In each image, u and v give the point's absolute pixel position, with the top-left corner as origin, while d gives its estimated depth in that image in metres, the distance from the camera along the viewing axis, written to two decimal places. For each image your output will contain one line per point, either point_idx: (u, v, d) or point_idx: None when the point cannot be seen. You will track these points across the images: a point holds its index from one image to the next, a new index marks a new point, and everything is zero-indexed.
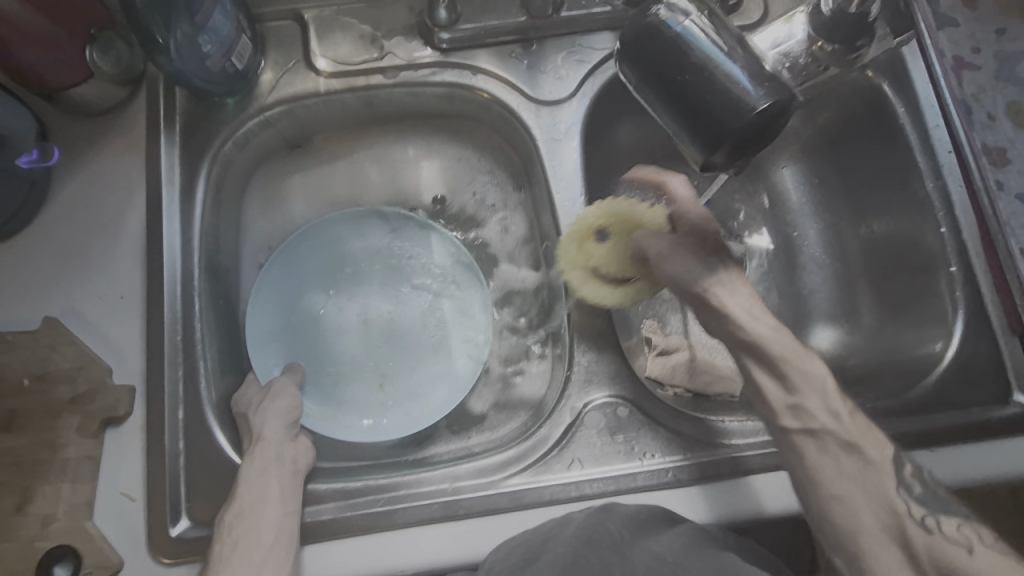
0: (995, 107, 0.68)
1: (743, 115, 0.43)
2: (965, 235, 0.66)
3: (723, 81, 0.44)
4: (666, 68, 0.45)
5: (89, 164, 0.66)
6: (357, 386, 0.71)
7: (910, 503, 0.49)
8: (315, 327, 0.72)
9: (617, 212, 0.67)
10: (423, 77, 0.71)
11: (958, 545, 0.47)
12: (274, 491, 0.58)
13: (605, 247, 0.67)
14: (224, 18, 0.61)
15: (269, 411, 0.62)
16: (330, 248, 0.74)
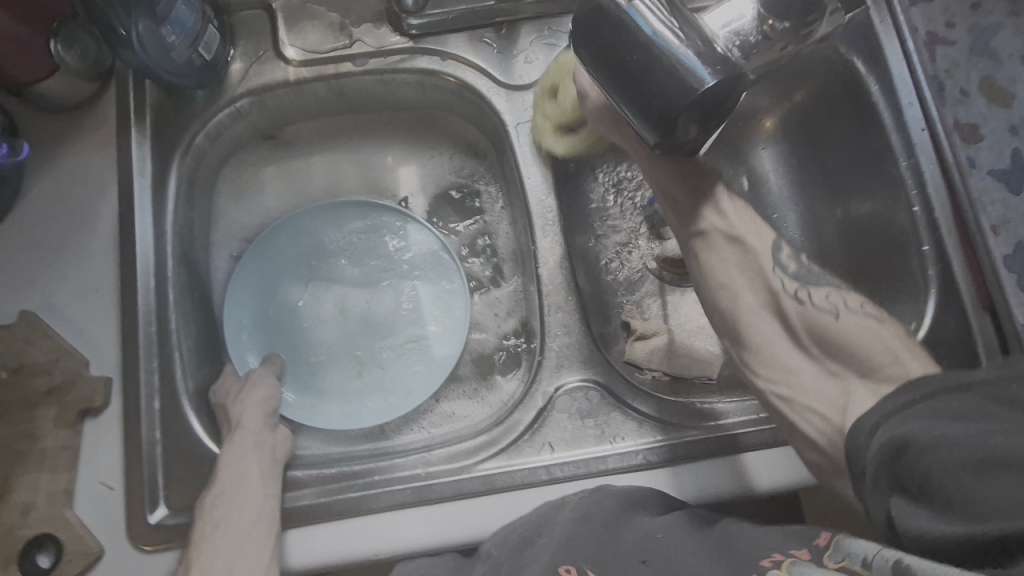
0: (968, 81, 0.71)
1: (690, 93, 0.44)
2: (938, 212, 0.65)
3: (671, 61, 0.44)
4: (615, 50, 0.46)
5: (60, 159, 0.66)
6: (336, 374, 0.72)
7: (786, 280, 0.55)
8: (293, 317, 0.73)
9: (561, 64, 0.65)
10: (393, 64, 0.70)
11: (827, 312, 0.53)
12: (253, 475, 0.59)
13: (562, 100, 0.65)
14: (187, 9, 0.61)
15: (247, 401, 0.64)
16: (306, 240, 0.75)
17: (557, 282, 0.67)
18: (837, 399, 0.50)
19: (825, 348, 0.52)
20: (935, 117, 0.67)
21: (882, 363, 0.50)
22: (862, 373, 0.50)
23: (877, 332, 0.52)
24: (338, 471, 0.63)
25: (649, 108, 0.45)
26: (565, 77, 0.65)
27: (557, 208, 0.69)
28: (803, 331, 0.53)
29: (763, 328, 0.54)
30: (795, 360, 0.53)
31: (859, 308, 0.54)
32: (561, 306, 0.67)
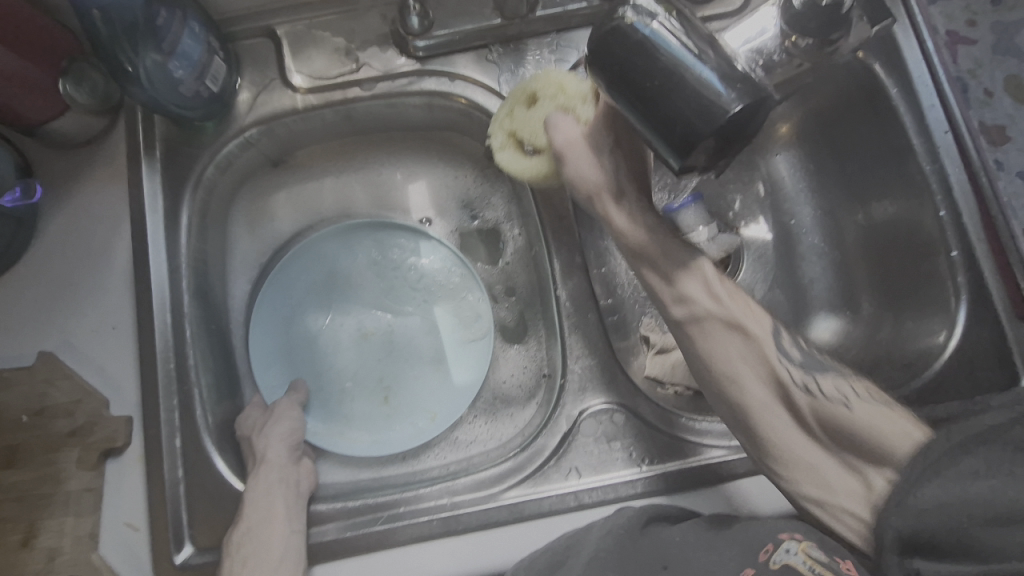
0: (992, 81, 0.69)
1: (715, 118, 0.42)
2: (966, 217, 0.64)
3: (693, 83, 0.43)
4: (634, 74, 0.44)
5: (72, 197, 0.66)
6: (360, 401, 0.71)
7: (793, 369, 0.52)
8: (312, 345, 0.73)
9: (550, 82, 0.61)
10: (401, 87, 0.69)
11: (838, 402, 0.50)
12: (279, 508, 0.59)
13: (531, 113, 0.62)
14: (193, 41, 0.60)
15: (271, 436, 0.64)
16: (322, 265, 0.74)
17: (577, 303, 0.67)
18: (857, 491, 0.48)
19: (836, 431, 0.50)
20: (958, 118, 0.66)
21: (897, 447, 0.47)
22: (878, 463, 0.47)
23: (887, 416, 0.49)
24: (363, 503, 0.62)
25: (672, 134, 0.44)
26: (546, 91, 0.61)
27: (572, 225, 0.68)
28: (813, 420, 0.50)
29: (772, 417, 0.51)
30: (809, 452, 0.50)
31: (868, 395, 0.51)
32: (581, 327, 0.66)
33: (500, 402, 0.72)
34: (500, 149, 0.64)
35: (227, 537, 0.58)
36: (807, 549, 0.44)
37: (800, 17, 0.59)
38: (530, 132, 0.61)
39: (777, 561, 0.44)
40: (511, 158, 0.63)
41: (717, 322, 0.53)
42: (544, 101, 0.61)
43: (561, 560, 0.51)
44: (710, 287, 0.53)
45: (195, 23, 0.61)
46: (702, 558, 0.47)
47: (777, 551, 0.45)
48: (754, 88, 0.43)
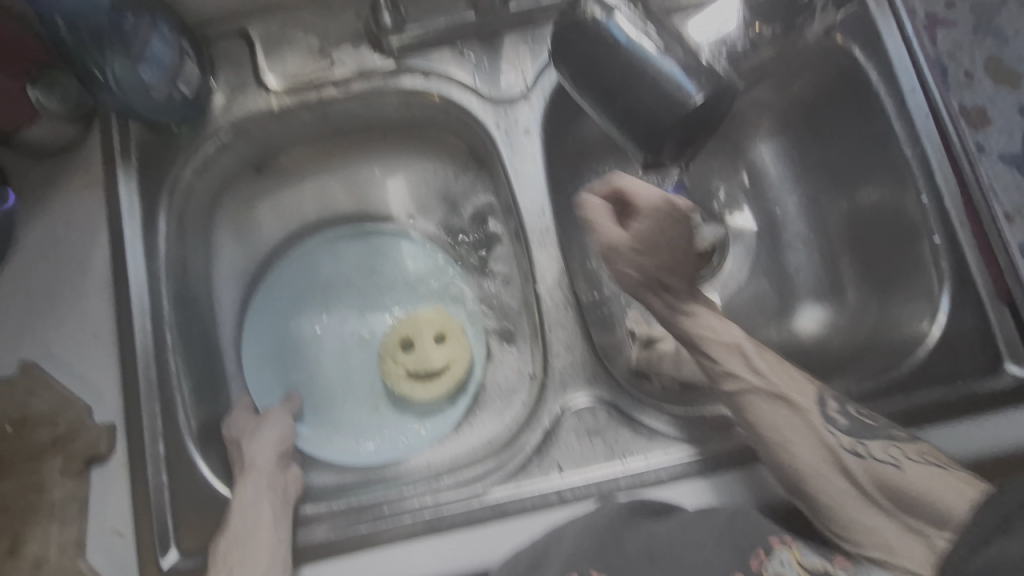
0: (972, 63, 0.68)
1: (676, 106, 0.45)
2: (948, 203, 0.63)
3: (654, 74, 0.46)
4: (599, 69, 0.47)
5: (50, 206, 0.66)
6: (353, 406, 0.73)
7: (840, 435, 0.53)
8: (305, 349, 0.75)
9: (418, 324, 0.73)
10: (377, 86, 0.69)
11: (888, 463, 0.52)
12: (266, 517, 0.58)
13: (417, 351, 0.73)
14: (163, 43, 0.61)
15: (260, 441, 0.63)
16: (313, 275, 0.77)
17: (558, 298, 0.66)
18: (913, 543, 0.50)
19: (894, 496, 0.51)
20: (940, 102, 0.64)
21: (949, 512, 0.49)
22: (938, 525, 0.49)
23: (938, 476, 0.51)
24: (349, 503, 0.62)
25: (637, 124, 0.47)
26: (422, 331, 0.73)
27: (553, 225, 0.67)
28: (872, 485, 0.52)
29: (825, 478, 0.53)
30: (868, 514, 0.51)
31: (919, 456, 0.52)
32: (562, 322, 0.65)
33: (486, 399, 0.72)
34: (399, 381, 0.72)
35: (213, 544, 0.58)
36: (800, 559, 0.47)
37: (761, 4, 0.69)
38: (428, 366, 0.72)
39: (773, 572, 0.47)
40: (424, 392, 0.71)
41: (761, 395, 0.55)
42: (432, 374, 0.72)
43: (541, 556, 0.52)
44: (752, 363, 0.56)
45: (165, 27, 0.62)
46: None
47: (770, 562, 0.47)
48: (717, 79, 0.46)
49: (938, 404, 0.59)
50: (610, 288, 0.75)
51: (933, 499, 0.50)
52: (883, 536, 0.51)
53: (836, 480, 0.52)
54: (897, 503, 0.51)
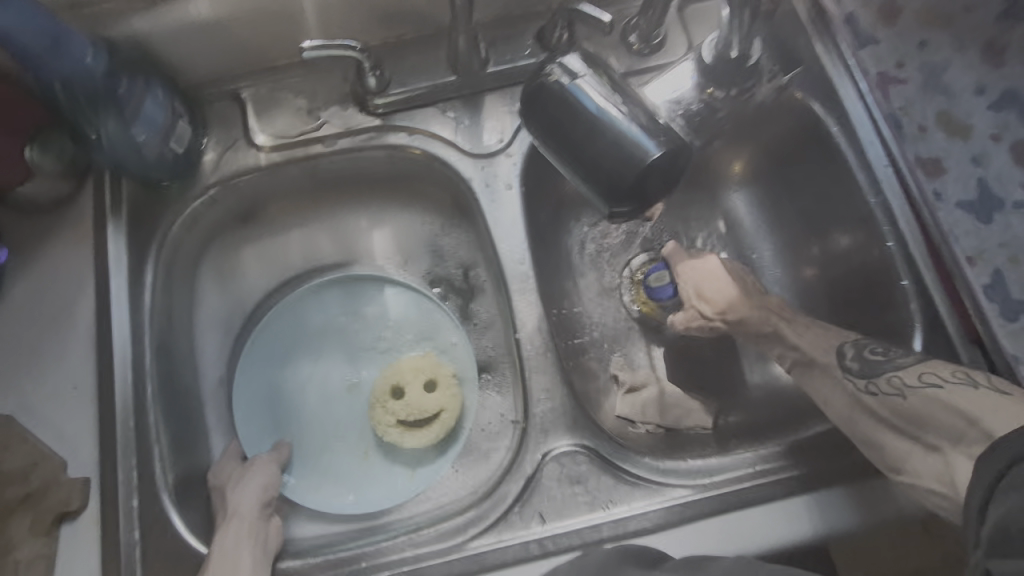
0: (925, 117, 0.70)
1: (636, 165, 0.49)
2: (912, 246, 0.66)
3: (615, 135, 0.49)
4: (563, 126, 0.51)
5: (37, 260, 0.67)
6: (341, 457, 0.72)
7: (854, 378, 0.59)
8: (294, 398, 0.74)
9: (404, 370, 0.73)
10: (362, 142, 0.72)
11: (895, 394, 0.56)
12: (244, 566, 0.57)
13: (406, 400, 0.72)
14: (156, 107, 0.64)
15: (245, 489, 0.63)
16: (305, 321, 0.77)
17: (538, 345, 0.67)
18: (939, 467, 0.52)
19: (909, 423, 0.55)
20: (898, 154, 0.68)
21: (962, 430, 0.52)
22: (955, 441, 0.52)
23: (941, 398, 0.54)
24: (329, 556, 0.60)
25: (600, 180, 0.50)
26: (408, 377, 0.72)
27: (533, 274, 0.69)
28: (891, 413, 0.56)
29: (857, 421, 0.58)
30: (895, 441, 0.55)
31: (919, 379, 0.56)
32: (542, 369, 0.66)
33: (471, 447, 0.71)
34: (388, 429, 0.71)
35: None
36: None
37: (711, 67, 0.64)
38: (415, 412, 0.71)
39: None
40: (416, 437, 0.71)
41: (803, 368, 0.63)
42: (420, 419, 0.71)
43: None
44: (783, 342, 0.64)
45: (158, 89, 0.64)
46: None
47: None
48: (675, 141, 0.50)
49: None
50: (593, 334, 0.77)
51: (942, 420, 0.53)
52: (908, 463, 0.54)
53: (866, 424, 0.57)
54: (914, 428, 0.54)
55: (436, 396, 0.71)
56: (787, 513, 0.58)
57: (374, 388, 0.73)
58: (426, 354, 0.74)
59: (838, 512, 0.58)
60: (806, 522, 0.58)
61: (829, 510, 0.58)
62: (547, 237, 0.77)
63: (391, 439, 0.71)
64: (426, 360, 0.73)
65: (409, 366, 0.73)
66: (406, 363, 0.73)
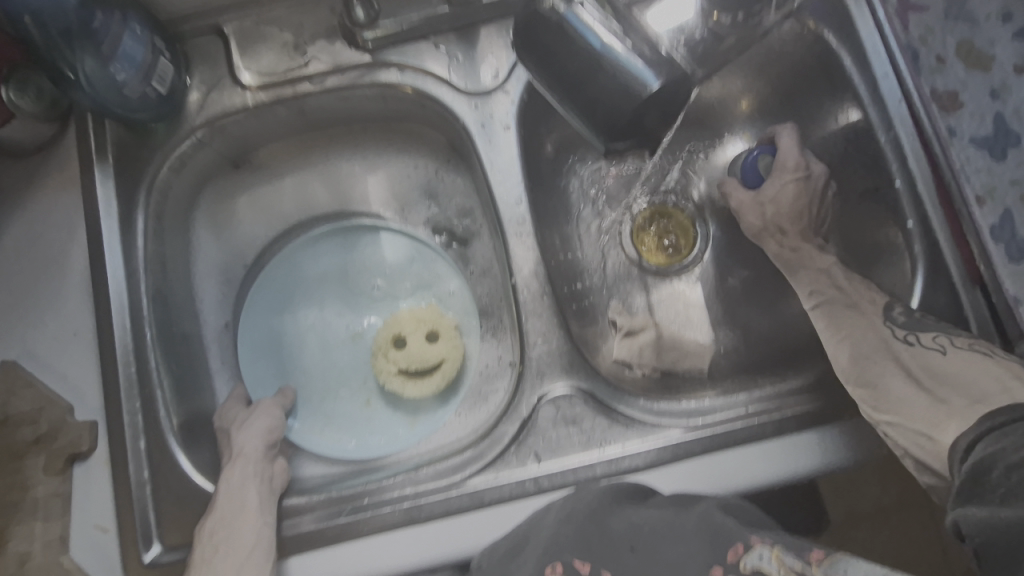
0: (944, 47, 0.68)
1: (634, 100, 0.46)
2: (921, 186, 0.63)
3: (613, 68, 0.46)
4: (559, 59, 0.48)
5: (27, 206, 0.66)
6: (343, 403, 0.73)
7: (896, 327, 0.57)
8: (297, 342, 0.75)
9: (408, 321, 0.73)
10: (351, 80, 0.69)
11: (934, 349, 0.55)
12: (251, 502, 0.59)
13: (408, 349, 0.72)
14: (134, 42, 0.60)
15: (250, 432, 0.64)
16: (305, 272, 0.77)
17: (534, 290, 0.66)
18: (939, 417, 0.51)
19: (932, 378, 0.53)
20: (911, 89, 0.65)
21: (991, 393, 0.50)
22: (974, 401, 0.50)
23: (982, 362, 0.52)
24: (332, 494, 0.62)
25: (596, 116, 0.48)
26: (412, 326, 0.73)
27: (530, 218, 0.67)
28: (918, 363, 0.54)
29: (877, 364, 0.56)
30: (906, 389, 0.54)
31: (966, 344, 0.54)
32: (539, 313, 0.66)
33: (471, 391, 0.72)
34: (390, 378, 0.72)
35: (200, 526, 0.59)
36: (780, 557, 0.42)
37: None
38: (417, 361, 0.71)
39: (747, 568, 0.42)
40: (418, 387, 0.71)
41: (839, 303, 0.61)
42: (423, 368, 0.72)
43: (516, 546, 0.52)
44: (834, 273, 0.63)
45: (136, 24, 0.61)
46: (671, 549, 0.46)
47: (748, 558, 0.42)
48: (677, 72, 0.47)
49: None
50: (593, 279, 0.77)
51: (976, 384, 0.51)
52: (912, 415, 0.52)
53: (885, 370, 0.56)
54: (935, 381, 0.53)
55: (439, 346, 0.72)
56: (779, 451, 0.59)
57: (376, 338, 0.73)
58: (429, 306, 0.74)
59: (830, 450, 0.59)
60: (798, 460, 0.59)
61: (820, 450, 0.59)
62: (545, 181, 0.75)
63: (392, 387, 0.72)
64: (430, 311, 0.74)
65: (413, 316, 0.73)
66: (410, 314, 0.73)
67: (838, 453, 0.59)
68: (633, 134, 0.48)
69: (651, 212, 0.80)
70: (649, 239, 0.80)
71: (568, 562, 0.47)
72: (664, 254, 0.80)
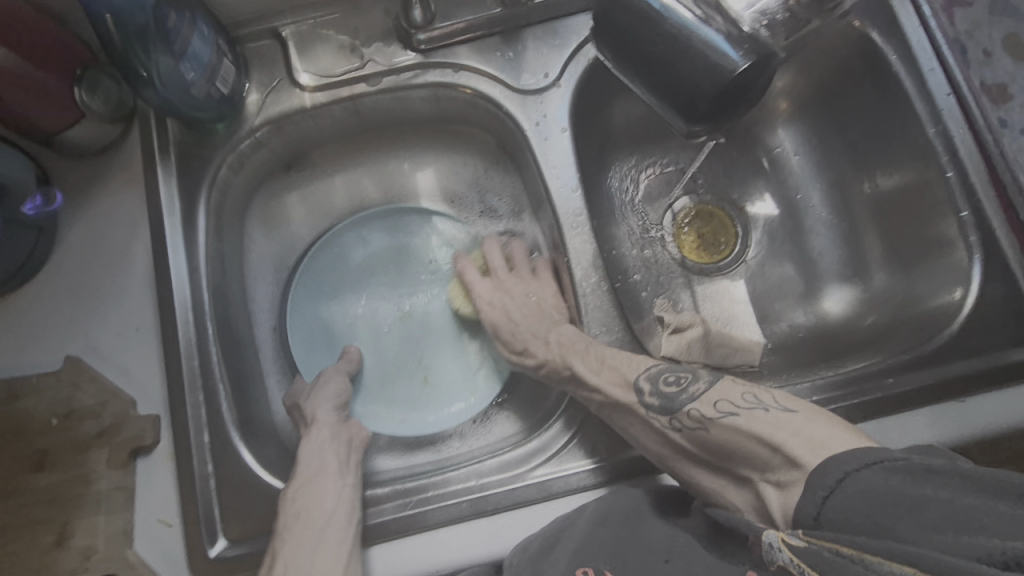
0: (991, 42, 0.69)
1: (719, 77, 0.52)
2: (973, 175, 0.65)
3: (701, 49, 0.52)
4: (644, 45, 0.53)
5: (92, 204, 0.68)
6: (400, 385, 0.72)
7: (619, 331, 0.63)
8: (345, 332, 0.74)
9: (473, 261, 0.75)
10: (406, 80, 0.70)
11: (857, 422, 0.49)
12: (332, 462, 0.61)
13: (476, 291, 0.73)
14: (203, 43, 0.62)
15: (319, 397, 0.66)
16: (344, 255, 0.76)
17: (592, 281, 0.67)
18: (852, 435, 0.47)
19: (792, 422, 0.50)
20: (960, 81, 0.66)
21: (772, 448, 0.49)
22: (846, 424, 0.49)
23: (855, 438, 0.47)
24: (397, 487, 0.62)
25: (680, 96, 0.54)
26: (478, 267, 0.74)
27: (584, 209, 0.68)
28: (696, 448, 0.54)
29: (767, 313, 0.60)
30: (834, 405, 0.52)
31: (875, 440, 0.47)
32: (597, 304, 0.66)
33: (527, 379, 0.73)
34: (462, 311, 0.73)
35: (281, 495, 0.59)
36: (787, 539, 0.43)
37: None
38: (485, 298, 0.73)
39: (770, 561, 0.44)
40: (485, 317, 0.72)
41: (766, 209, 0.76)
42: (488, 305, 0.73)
43: (553, 541, 0.53)
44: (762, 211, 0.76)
45: (204, 25, 0.62)
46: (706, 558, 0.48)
47: (763, 546, 0.44)
48: (759, 47, 0.52)
49: (977, 377, 0.61)
50: (637, 275, 0.78)
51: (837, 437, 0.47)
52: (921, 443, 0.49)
53: (578, 357, 0.62)
54: (723, 462, 0.52)
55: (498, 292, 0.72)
56: None
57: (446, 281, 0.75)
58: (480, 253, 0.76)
59: (896, 434, 0.60)
60: None
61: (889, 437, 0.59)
62: (591, 178, 0.77)
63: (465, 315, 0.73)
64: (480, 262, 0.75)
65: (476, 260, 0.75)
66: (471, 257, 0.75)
67: (906, 437, 0.59)
68: (716, 109, 0.54)
69: (692, 210, 0.83)
70: (689, 236, 0.82)
71: (599, 563, 0.50)
72: (704, 250, 0.81)
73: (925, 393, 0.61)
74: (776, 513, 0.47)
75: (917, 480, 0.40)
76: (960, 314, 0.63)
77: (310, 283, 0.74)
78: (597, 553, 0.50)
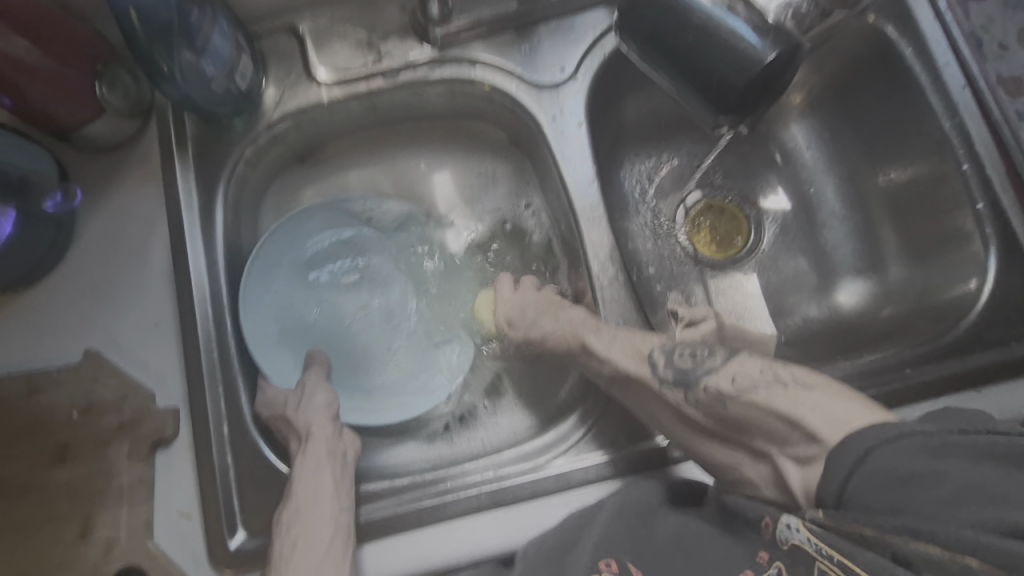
0: (1006, 35, 0.70)
1: (746, 67, 0.52)
2: (988, 168, 0.65)
3: (729, 39, 0.53)
4: (669, 36, 0.54)
5: (110, 198, 0.68)
6: (370, 375, 0.70)
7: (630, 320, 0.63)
8: (310, 328, 0.70)
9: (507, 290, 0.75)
10: (422, 75, 0.71)
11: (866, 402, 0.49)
12: (326, 485, 0.58)
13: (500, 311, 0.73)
14: (223, 39, 0.62)
15: (310, 409, 0.62)
16: (301, 247, 0.71)
17: (609, 274, 0.67)
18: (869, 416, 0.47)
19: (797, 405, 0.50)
20: (976, 74, 0.67)
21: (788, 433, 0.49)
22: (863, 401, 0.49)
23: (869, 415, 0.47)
24: (415, 479, 0.63)
25: (706, 87, 0.55)
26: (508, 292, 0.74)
27: (601, 203, 0.68)
28: (711, 422, 0.54)
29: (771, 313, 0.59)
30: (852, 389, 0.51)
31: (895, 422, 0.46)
32: (615, 297, 0.66)
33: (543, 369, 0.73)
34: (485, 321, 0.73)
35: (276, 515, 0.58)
36: (805, 522, 0.45)
37: None
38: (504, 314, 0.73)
39: (783, 541, 0.45)
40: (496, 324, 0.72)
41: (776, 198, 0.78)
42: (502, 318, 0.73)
43: (570, 540, 0.52)
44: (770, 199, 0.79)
45: (224, 21, 0.62)
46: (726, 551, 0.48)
47: (780, 527, 0.46)
48: (784, 36, 0.53)
49: (995, 367, 0.61)
50: (651, 269, 0.79)
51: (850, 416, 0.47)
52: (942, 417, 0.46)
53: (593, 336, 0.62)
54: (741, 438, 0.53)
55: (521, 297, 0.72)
56: None
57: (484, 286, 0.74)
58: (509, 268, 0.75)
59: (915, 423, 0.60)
60: None
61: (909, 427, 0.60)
62: (604, 171, 0.78)
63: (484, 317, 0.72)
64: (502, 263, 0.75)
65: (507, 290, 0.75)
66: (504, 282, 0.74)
67: None
68: (744, 100, 0.55)
69: (705, 205, 0.83)
70: (703, 230, 0.82)
71: (624, 561, 0.49)
72: (718, 245, 0.82)
73: (943, 383, 0.61)
74: (796, 488, 0.48)
75: (933, 455, 0.41)
76: (976, 305, 0.64)
77: (266, 277, 0.68)
78: (620, 545, 0.50)
